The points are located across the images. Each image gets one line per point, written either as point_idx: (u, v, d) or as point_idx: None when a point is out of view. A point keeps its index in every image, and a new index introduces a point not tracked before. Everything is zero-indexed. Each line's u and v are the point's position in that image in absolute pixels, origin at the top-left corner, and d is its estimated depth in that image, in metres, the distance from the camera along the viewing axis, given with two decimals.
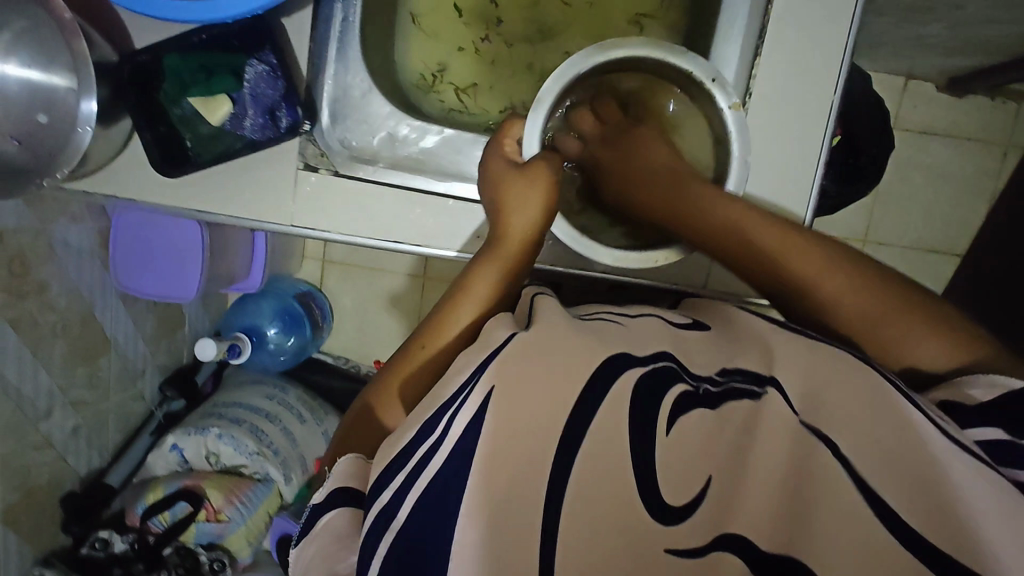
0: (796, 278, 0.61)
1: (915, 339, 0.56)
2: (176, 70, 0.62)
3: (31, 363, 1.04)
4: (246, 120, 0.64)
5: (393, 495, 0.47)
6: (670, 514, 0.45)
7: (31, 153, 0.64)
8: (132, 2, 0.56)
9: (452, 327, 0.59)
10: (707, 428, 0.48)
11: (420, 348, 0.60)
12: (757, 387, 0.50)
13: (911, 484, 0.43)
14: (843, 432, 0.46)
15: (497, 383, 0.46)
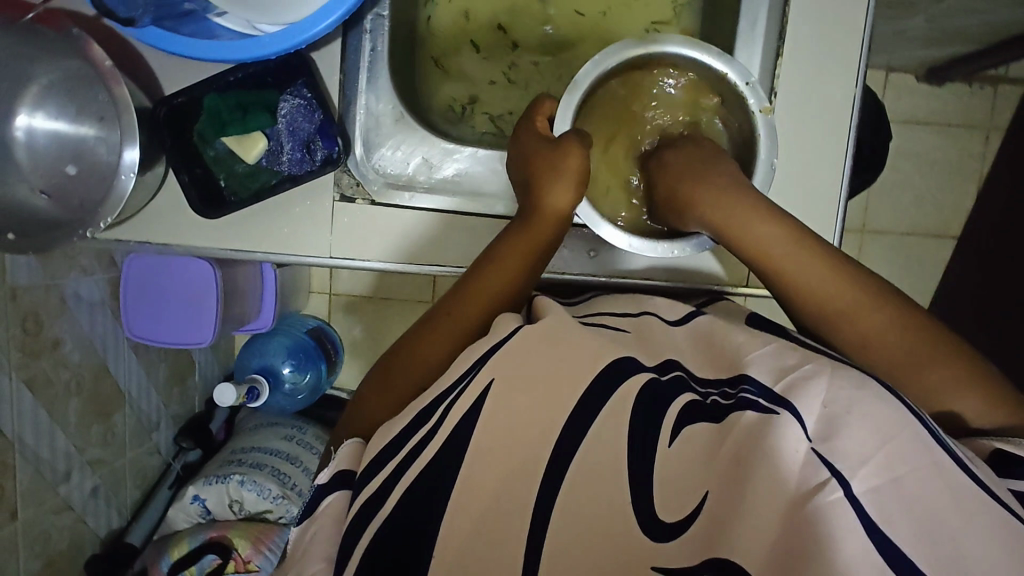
0: (833, 316, 0.62)
1: (929, 382, 0.59)
2: (213, 110, 0.62)
3: (48, 424, 1.00)
4: (284, 154, 0.64)
5: (384, 479, 0.49)
6: (661, 530, 0.44)
7: (61, 206, 0.63)
8: (165, 45, 0.53)
9: (456, 319, 0.63)
10: (709, 445, 0.47)
11: (429, 335, 0.63)
12: (767, 400, 0.47)
13: (917, 514, 0.42)
14: (852, 449, 0.44)
15: (496, 375, 0.50)
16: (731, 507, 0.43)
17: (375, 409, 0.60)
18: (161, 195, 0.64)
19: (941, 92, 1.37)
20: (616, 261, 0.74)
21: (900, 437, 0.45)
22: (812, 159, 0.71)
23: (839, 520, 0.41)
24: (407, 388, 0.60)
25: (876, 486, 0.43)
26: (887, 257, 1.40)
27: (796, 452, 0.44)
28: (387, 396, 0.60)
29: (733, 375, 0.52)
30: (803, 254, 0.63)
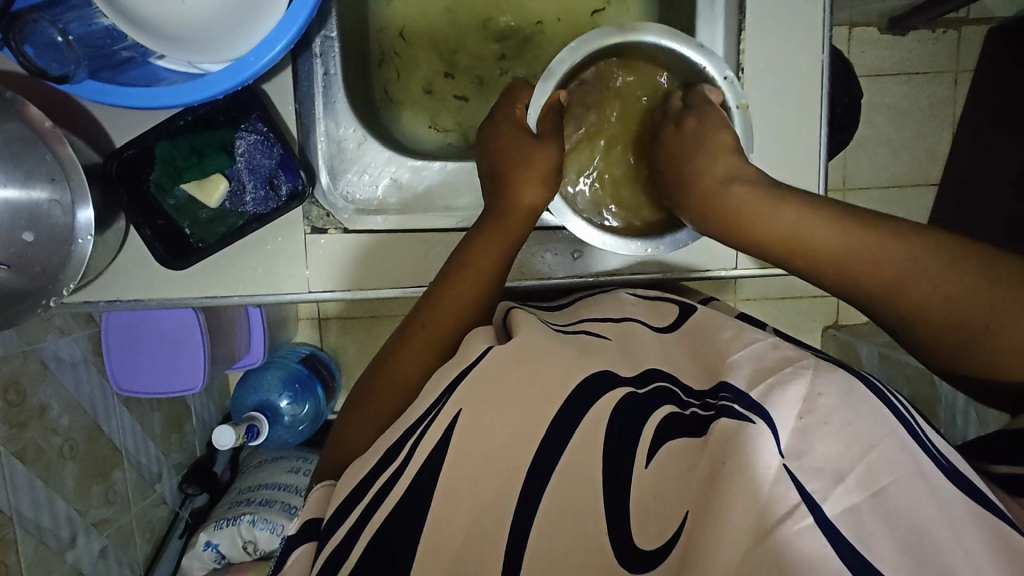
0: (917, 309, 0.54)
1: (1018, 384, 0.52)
2: (167, 157, 0.59)
3: (44, 492, 0.98)
4: (247, 194, 0.62)
5: (348, 530, 0.45)
6: (640, 561, 0.40)
7: (23, 276, 0.61)
8: (101, 96, 0.51)
9: (428, 335, 0.60)
10: (688, 461, 0.43)
11: (404, 357, 0.60)
12: (746, 409, 0.43)
13: (901, 523, 0.39)
14: (825, 464, 0.41)
15: (464, 406, 0.46)
16: (704, 530, 0.38)
17: (348, 442, 0.58)
18: (126, 253, 0.62)
19: (905, 42, 1.37)
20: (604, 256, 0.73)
21: (884, 444, 0.42)
22: (788, 131, 0.70)
23: (809, 549, 0.36)
24: (385, 417, 0.57)
25: (855, 505, 0.39)
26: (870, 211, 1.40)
27: (768, 468, 0.39)
28: (362, 418, 0.58)
29: (714, 382, 0.48)
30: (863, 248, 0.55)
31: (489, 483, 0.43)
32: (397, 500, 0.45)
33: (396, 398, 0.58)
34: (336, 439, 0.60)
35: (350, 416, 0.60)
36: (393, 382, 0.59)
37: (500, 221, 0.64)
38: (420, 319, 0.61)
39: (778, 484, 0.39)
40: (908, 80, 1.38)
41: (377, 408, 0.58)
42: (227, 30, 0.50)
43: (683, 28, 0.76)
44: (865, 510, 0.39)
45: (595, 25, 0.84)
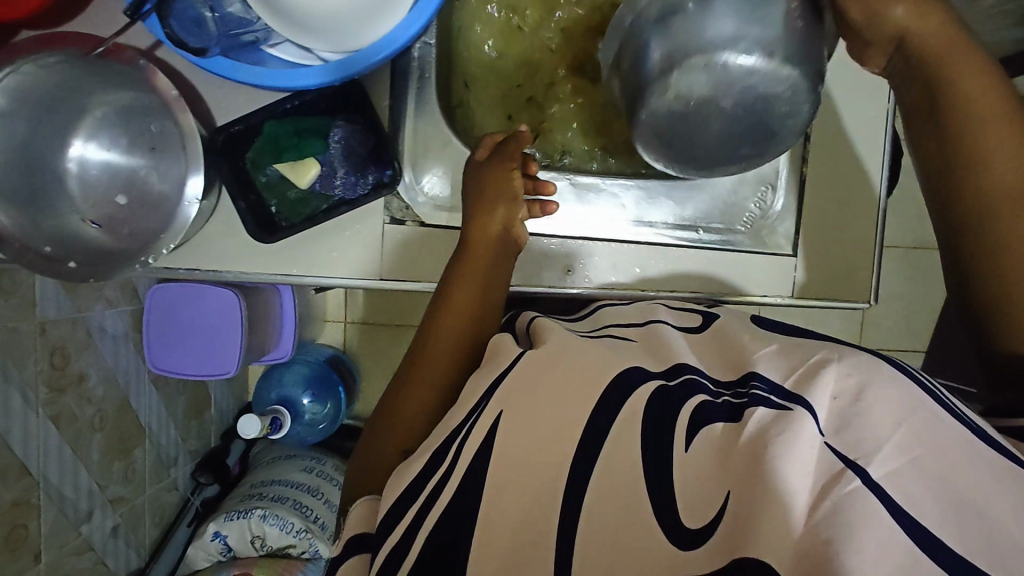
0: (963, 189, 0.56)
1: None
2: (272, 136, 0.63)
3: (71, 461, 0.98)
4: (337, 178, 0.65)
5: (404, 532, 0.46)
6: (686, 537, 0.38)
7: (112, 235, 0.63)
8: (223, 70, 0.54)
9: (453, 332, 0.61)
10: (728, 448, 0.42)
11: (422, 373, 0.60)
12: (781, 398, 0.44)
13: (942, 489, 0.39)
14: (863, 438, 0.41)
15: (504, 407, 0.47)
16: (750, 502, 0.37)
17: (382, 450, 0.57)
18: (214, 221, 0.64)
19: None
20: (659, 276, 0.72)
21: (916, 418, 0.43)
22: (844, 175, 0.73)
23: (858, 508, 0.36)
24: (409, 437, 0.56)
25: (898, 471, 0.39)
26: (898, 271, 1.42)
27: (807, 450, 0.40)
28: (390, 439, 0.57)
29: (743, 373, 0.50)
30: (982, 95, 0.55)
31: (545, 465, 0.43)
32: (452, 496, 0.45)
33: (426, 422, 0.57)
34: (368, 450, 0.59)
35: (377, 428, 0.59)
36: (416, 407, 0.58)
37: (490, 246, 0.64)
38: (437, 317, 0.62)
39: (819, 457, 0.40)
40: None
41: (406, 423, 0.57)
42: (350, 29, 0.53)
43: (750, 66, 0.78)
44: (905, 475, 0.39)
45: None
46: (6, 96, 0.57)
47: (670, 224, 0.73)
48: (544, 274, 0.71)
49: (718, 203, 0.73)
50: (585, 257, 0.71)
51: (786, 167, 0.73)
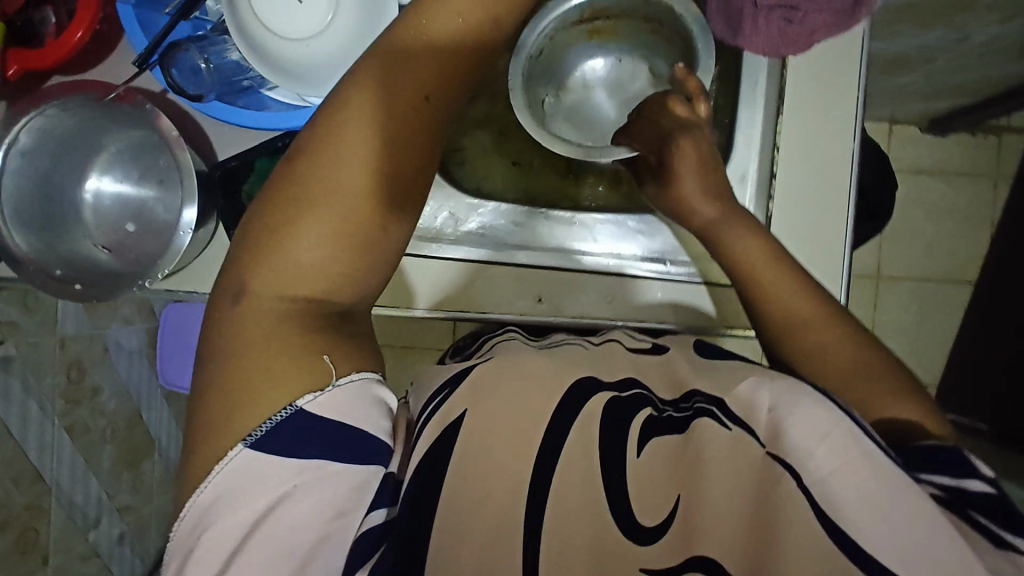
0: (774, 314, 0.62)
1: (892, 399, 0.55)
2: (266, 170, 0.67)
3: (83, 469, 1.04)
4: None
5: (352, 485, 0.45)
6: (642, 534, 0.42)
7: (120, 260, 0.69)
8: (222, 113, 0.59)
9: (387, 110, 0.52)
10: (679, 456, 0.45)
11: (351, 150, 0.51)
12: (728, 418, 0.46)
13: (862, 499, 0.39)
14: (793, 445, 0.42)
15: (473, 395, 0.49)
16: (700, 510, 0.42)
17: (309, 256, 0.51)
18: (211, 249, 0.70)
19: (945, 142, 1.54)
20: (625, 307, 0.73)
21: (835, 432, 0.42)
22: (811, 215, 0.70)
23: (797, 514, 0.39)
24: (337, 221, 0.50)
25: (826, 477, 0.40)
26: (902, 302, 1.56)
27: (751, 455, 0.43)
28: (311, 203, 0.50)
29: (686, 391, 0.52)
30: (749, 242, 0.65)
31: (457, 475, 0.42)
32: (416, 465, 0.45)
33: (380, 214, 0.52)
34: (272, 266, 0.50)
35: (282, 224, 0.50)
36: (337, 188, 0.50)
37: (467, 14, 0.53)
38: (371, 85, 0.52)
39: (758, 465, 0.43)
40: (947, 180, 1.54)
41: (333, 207, 0.50)
42: (340, 60, 0.56)
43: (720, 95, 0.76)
44: (834, 483, 0.40)
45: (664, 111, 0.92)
46: (32, 135, 0.63)
47: (640, 257, 0.76)
48: (512, 302, 0.72)
49: (685, 235, 0.76)
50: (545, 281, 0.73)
51: (753, 201, 0.72)
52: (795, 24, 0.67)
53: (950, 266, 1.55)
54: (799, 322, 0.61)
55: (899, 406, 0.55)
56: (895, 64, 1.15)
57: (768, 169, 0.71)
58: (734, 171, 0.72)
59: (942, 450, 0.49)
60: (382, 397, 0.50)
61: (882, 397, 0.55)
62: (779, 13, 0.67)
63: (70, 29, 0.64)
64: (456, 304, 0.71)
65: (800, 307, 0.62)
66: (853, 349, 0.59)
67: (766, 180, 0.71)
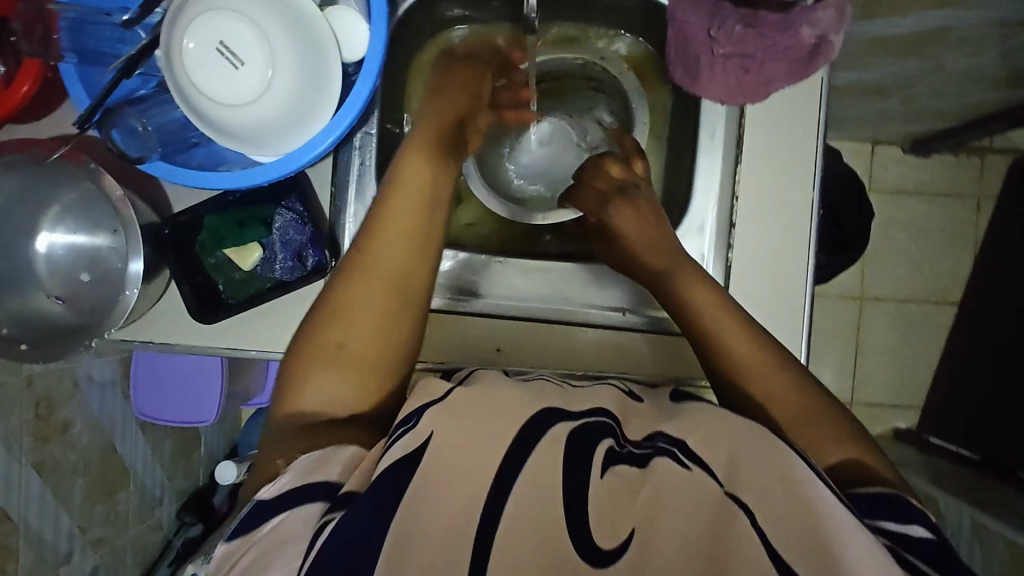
0: (721, 356, 0.59)
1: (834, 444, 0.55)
2: (216, 227, 0.68)
3: (52, 505, 1.03)
4: (277, 263, 0.69)
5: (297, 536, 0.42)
6: (597, 557, 0.42)
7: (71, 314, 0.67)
8: (161, 172, 0.56)
9: (393, 252, 0.56)
10: (637, 489, 0.44)
11: (357, 296, 0.55)
12: (687, 457, 0.45)
13: (811, 544, 0.40)
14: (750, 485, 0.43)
15: (434, 420, 0.45)
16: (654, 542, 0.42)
17: (324, 393, 0.53)
18: (164, 299, 0.69)
19: (928, 162, 1.53)
20: (582, 358, 0.71)
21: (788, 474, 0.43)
22: (769, 268, 0.69)
23: (750, 551, 0.40)
24: (356, 363, 0.54)
25: (776, 521, 0.41)
26: (886, 323, 1.55)
27: (707, 490, 0.43)
28: (325, 355, 0.54)
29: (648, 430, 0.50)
30: (702, 292, 0.62)
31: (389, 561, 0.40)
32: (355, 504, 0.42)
33: (387, 351, 0.55)
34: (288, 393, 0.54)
35: (296, 382, 0.54)
36: (353, 335, 0.54)
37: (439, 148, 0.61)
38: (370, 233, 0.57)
39: (709, 498, 0.43)
40: (930, 201, 1.53)
41: (337, 347, 0.54)
42: (291, 117, 0.55)
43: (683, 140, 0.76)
44: (782, 529, 0.41)
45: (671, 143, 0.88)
46: None
47: (602, 306, 0.74)
48: (470, 353, 0.71)
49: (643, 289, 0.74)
50: (507, 331, 0.72)
51: (712, 253, 0.71)
52: (751, 73, 0.66)
53: (935, 287, 1.54)
54: (750, 367, 0.58)
55: (844, 443, 0.55)
56: (871, 91, 1.14)
57: (727, 219, 0.70)
58: (691, 224, 0.72)
59: (885, 496, 0.49)
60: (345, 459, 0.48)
61: (829, 442, 0.55)
62: (735, 63, 0.66)
63: (16, 83, 0.61)
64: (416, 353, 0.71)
65: (745, 348, 0.59)
66: (799, 399, 0.57)
67: (724, 230, 0.70)
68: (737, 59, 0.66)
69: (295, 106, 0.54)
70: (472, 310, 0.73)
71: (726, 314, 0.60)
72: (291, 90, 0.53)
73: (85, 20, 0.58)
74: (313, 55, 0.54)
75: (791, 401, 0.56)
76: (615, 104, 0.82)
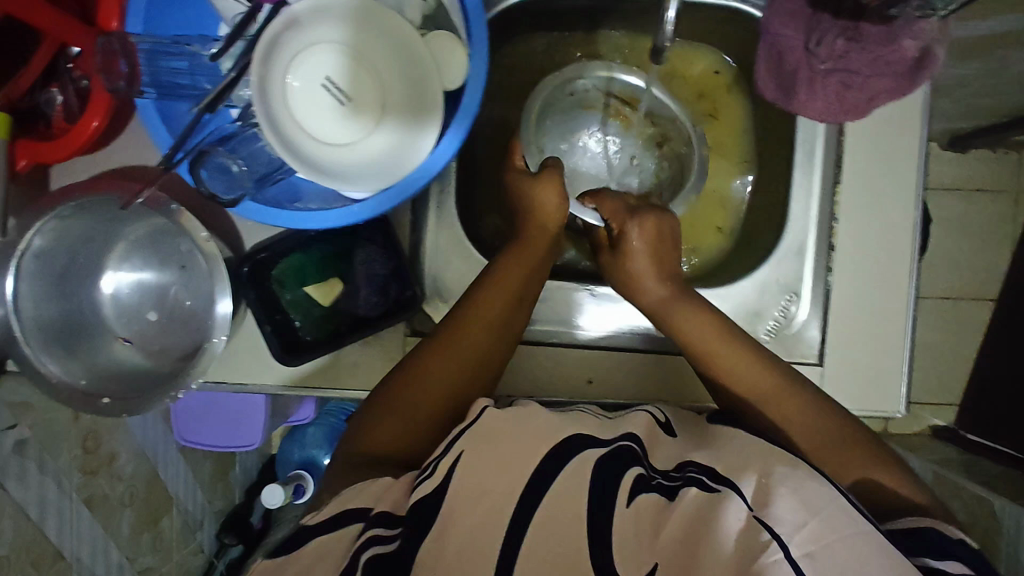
0: (752, 395, 0.59)
1: (874, 472, 0.54)
2: (298, 262, 0.64)
3: (102, 539, 1.00)
4: (360, 298, 0.65)
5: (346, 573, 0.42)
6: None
7: (147, 359, 0.64)
8: (252, 212, 0.54)
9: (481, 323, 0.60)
10: (668, 516, 0.44)
11: (438, 359, 0.58)
12: (716, 482, 0.45)
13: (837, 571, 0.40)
14: (783, 516, 0.42)
15: (467, 448, 0.45)
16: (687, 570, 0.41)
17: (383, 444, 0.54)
18: (238, 336, 0.65)
19: None
20: (678, 386, 0.68)
21: (829, 510, 0.43)
22: (869, 291, 0.66)
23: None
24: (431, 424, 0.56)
25: (811, 551, 0.41)
26: None
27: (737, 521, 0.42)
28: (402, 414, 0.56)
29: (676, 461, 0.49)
30: (711, 329, 0.61)
31: None
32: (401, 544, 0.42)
33: (460, 402, 0.57)
34: (357, 435, 0.56)
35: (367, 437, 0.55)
36: (427, 395, 0.56)
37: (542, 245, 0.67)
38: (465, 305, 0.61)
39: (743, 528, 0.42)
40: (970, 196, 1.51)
41: (415, 406, 0.56)
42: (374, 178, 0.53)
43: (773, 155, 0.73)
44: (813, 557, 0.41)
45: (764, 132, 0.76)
46: (46, 237, 0.58)
47: None
48: (560, 387, 0.68)
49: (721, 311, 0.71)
50: (598, 360, 0.68)
51: (811, 275, 0.68)
52: (853, 90, 0.64)
53: None
54: (772, 396, 0.58)
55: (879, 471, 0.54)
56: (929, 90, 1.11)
57: (826, 239, 0.68)
58: (791, 242, 0.69)
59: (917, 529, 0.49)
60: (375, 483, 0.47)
61: (870, 468, 0.54)
62: (836, 79, 0.63)
63: (86, 118, 0.57)
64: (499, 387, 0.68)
65: (763, 382, 0.59)
66: (834, 423, 0.57)
67: (824, 252, 0.68)
68: (839, 76, 0.63)
69: (398, 139, 0.52)
70: (554, 339, 0.71)
71: (741, 354, 0.60)
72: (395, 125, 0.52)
73: (160, 50, 0.54)
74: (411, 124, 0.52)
75: (817, 429, 0.56)
76: (666, 182, 0.77)
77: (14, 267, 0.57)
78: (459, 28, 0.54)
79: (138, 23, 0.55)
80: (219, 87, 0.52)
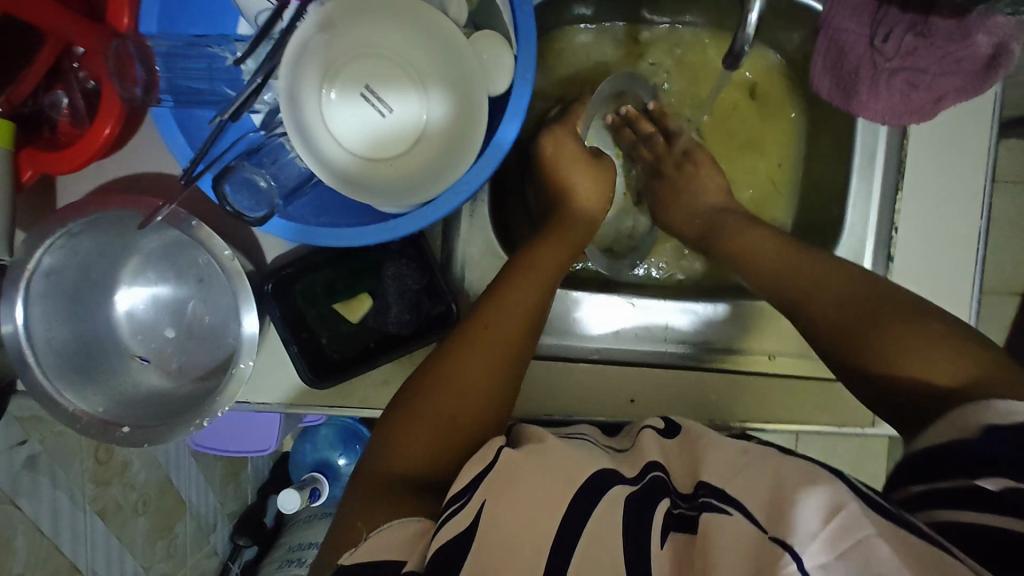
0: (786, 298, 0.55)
1: (905, 335, 0.46)
2: (325, 280, 0.61)
3: (114, 549, 0.96)
4: (391, 314, 0.61)
5: None
6: None
7: (164, 379, 0.60)
8: (274, 228, 0.49)
9: (519, 307, 0.54)
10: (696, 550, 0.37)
11: (473, 351, 0.51)
12: (725, 502, 0.38)
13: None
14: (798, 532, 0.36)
15: (489, 497, 0.39)
16: None
17: (415, 456, 0.47)
18: (263, 354, 0.61)
19: None
20: (726, 404, 0.65)
21: (851, 506, 0.37)
22: (935, 298, 0.62)
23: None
24: (469, 428, 0.49)
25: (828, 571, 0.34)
26: None
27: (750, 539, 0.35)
28: (431, 415, 0.49)
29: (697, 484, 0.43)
30: None
31: None
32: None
33: (497, 410, 0.50)
34: (380, 449, 0.49)
35: (393, 441, 0.48)
36: (461, 392, 0.50)
37: (567, 237, 0.61)
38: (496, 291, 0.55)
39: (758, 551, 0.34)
40: None
41: (445, 414, 0.48)
42: (429, 170, 0.49)
43: (834, 154, 0.68)
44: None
45: (810, 132, 0.72)
46: (56, 255, 0.55)
47: (741, 347, 0.68)
48: (600, 405, 0.64)
49: (767, 325, 0.68)
50: (637, 377, 0.65)
51: None
52: (920, 90, 0.59)
53: None
54: (788, 286, 0.55)
55: (904, 335, 0.46)
56: None
57: (885, 249, 0.64)
58: (848, 252, 0.65)
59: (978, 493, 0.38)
60: (400, 537, 0.41)
61: (917, 350, 0.45)
62: (902, 78, 0.59)
63: (95, 125, 0.51)
64: (537, 407, 0.64)
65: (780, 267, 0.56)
66: (858, 293, 0.51)
67: (883, 260, 0.64)
68: (905, 74, 0.59)
69: (437, 156, 0.50)
70: (594, 356, 0.67)
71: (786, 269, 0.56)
72: (433, 141, 0.50)
73: (177, 54, 0.51)
74: (464, 102, 0.49)
75: (838, 281, 0.53)
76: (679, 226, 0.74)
77: (23, 287, 0.53)
78: (506, 27, 0.49)
79: (152, 23, 0.51)
80: (243, 96, 0.47)
